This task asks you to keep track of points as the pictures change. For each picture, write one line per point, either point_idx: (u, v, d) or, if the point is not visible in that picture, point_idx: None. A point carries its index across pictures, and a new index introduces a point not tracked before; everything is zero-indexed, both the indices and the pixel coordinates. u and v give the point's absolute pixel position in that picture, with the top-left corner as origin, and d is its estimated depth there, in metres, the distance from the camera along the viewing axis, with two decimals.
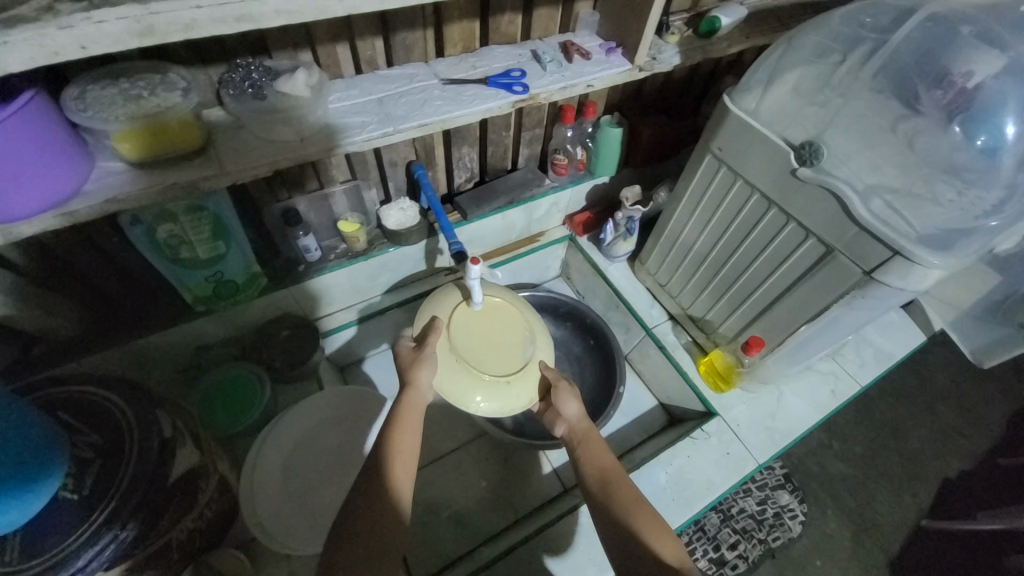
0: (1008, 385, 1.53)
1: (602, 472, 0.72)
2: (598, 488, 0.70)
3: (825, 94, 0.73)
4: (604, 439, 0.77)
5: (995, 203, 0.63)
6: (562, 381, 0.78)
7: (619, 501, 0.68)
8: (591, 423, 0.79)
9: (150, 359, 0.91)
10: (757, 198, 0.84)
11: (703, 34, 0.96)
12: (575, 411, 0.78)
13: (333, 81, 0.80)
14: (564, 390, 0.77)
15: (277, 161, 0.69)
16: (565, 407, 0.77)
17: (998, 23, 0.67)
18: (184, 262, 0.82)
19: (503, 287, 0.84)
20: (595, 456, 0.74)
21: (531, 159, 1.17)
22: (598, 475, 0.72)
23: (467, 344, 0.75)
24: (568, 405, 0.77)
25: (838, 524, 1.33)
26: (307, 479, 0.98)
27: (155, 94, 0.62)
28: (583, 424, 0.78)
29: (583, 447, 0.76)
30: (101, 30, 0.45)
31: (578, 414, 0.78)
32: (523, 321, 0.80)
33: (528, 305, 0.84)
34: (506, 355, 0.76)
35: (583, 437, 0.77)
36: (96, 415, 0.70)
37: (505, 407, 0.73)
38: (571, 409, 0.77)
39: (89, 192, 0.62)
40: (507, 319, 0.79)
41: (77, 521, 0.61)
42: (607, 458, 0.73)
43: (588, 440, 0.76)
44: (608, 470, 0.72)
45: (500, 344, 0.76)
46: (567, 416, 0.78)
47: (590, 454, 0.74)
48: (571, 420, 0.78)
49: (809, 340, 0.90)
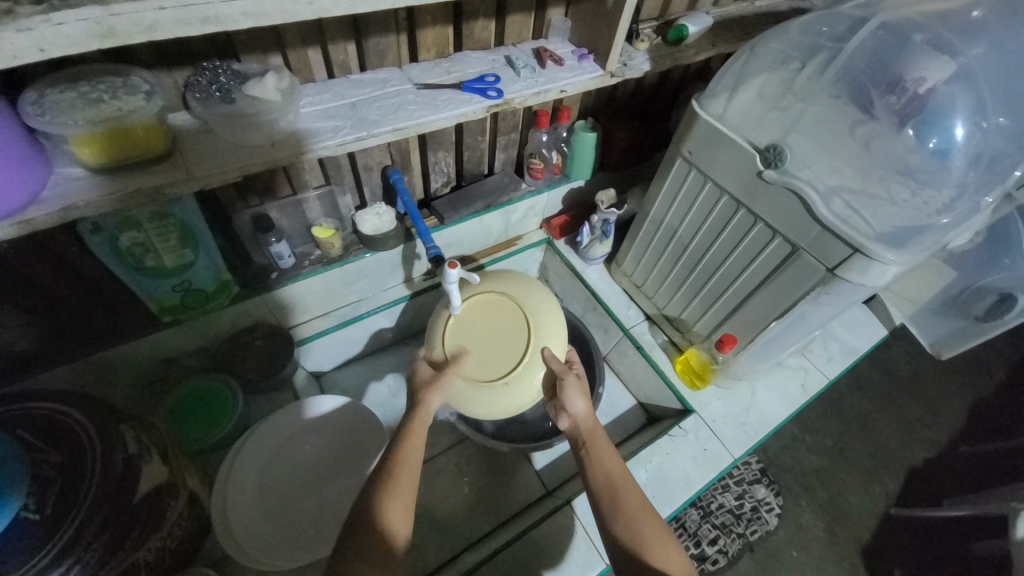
0: (965, 376, 1.61)
1: (608, 475, 0.73)
2: (603, 491, 0.72)
3: (787, 99, 0.76)
4: (609, 438, 0.77)
5: (948, 201, 0.67)
6: (569, 376, 0.76)
7: (624, 508, 0.70)
8: (596, 420, 0.78)
9: (114, 374, 0.88)
10: (726, 199, 0.86)
11: (672, 41, 0.99)
12: (583, 408, 0.77)
13: (305, 85, 0.79)
14: (571, 386, 0.75)
15: (246, 165, 0.67)
16: (572, 404, 0.76)
17: (944, 32, 0.71)
18: (149, 270, 0.79)
19: (502, 277, 0.82)
20: (601, 458, 0.74)
21: (507, 164, 1.17)
22: (603, 476, 0.73)
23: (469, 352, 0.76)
24: (576, 403, 0.76)
25: (811, 515, 1.38)
26: (283, 491, 0.95)
27: (117, 97, 0.60)
28: (590, 421, 0.78)
29: (588, 445, 0.76)
30: (60, 32, 0.44)
31: (585, 412, 0.77)
32: (519, 313, 0.77)
33: (529, 291, 0.81)
34: (506, 354, 0.75)
35: (588, 434, 0.77)
36: (56, 434, 0.67)
37: (510, 409, 0.75)
38: (577, 407, 0.76)
39: (47, 199, 0.59)
40: (506, 315, 0.78)
41: (37, 545, 0.57)
42: (612, 459, 0.74)
43: (594, 439, 0.76)
44: (613, 472, 0.73)
45: (499, 344, 0.76)
46: (573, 412, 0.77)
47: (596, 454, 0.75)
48: (577, 416, 0.77)
49: (779, 336, 0.92)
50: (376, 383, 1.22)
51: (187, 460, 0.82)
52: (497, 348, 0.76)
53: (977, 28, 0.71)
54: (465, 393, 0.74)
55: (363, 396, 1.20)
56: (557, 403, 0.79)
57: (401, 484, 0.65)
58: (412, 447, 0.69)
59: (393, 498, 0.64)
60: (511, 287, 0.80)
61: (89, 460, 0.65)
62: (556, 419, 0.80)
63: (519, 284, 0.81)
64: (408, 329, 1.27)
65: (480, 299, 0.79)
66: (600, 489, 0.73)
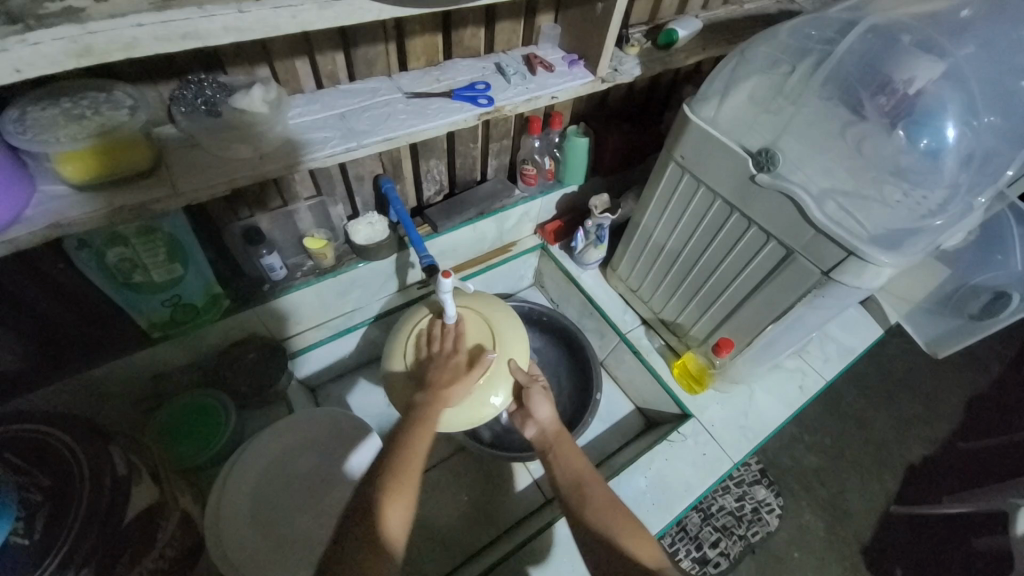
0: (962, 372, 1.61)
1: (575, 475, 0.75)
2: (571, 489, 0.74)
3: (779, 102, 0.75)
4: (575, 440, 0.80)
5: (939, 202, 0.67)
6: (535, 385, 0.78)
7: (592, 503, 0.71)
8: (560, 425, 0.81)
9: (103, 392, 0.86)
10: (719, 203, 0.86)
11: (662, 45, 0.99)
12: (548, 414, 0.80)
13: (293, 96, 0.78)
14: (537, 394, 0.78)
15: (235, 178, 0.67)
16: (538, 411, 0.79)
17: (933, 33, 0.71)
18: (137, 286, 0.78)
19: (466, 295, 0.85)
20: (568, 459, 0.77)
21: (500, 170, 1.17)
22: (571, 476, 0.75)
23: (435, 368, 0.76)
24: (541, 408, 0.79)
25: (813, 515, 1.37)
26: (275, 509, 0.92)
27: (100, 113, 0.59)
28: (555, 426, 0.81)
29: (555, 448, 0.79)
30: (37, 52, 0.43)
31: (550, 417, 0.80)
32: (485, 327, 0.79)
33: (491, 304, 0.83)
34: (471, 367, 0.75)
35: (553, 438, 0.80)
36: (46, 458, 0.66)
37: (477, 422, 0.74)
38: (543, 412, 0.79)
39: (30, 218, 0.58)
40: (471, 329, 0.78)
41: (25, 569, 0.57)
42: (580, 460, 0.77)
43: (559, 442, 0.79)
44: (580, 470, 0.75)
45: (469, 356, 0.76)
46: (538, 419, 0.80)
47: (563, 456, 0.78)
48: (543, 423, 0.80)
49: (775, 339, 0.92)
50: (371, 393, 1.21)
51: (178, 478, 0.81)
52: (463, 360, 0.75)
53: (966, 29, 0.71)
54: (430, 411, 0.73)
55: (359, 407, 1.19)
56: (522, 410, 0.82)
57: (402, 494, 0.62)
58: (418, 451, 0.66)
59: (398, 505, 0.61)
60: (477, 303, 0.82)
61: (77, 480, 0.65)
62: (521, 427, 0.83)
63: (484, 302, 0.83)
64: None
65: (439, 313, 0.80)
66: (567, 490, 0.74)
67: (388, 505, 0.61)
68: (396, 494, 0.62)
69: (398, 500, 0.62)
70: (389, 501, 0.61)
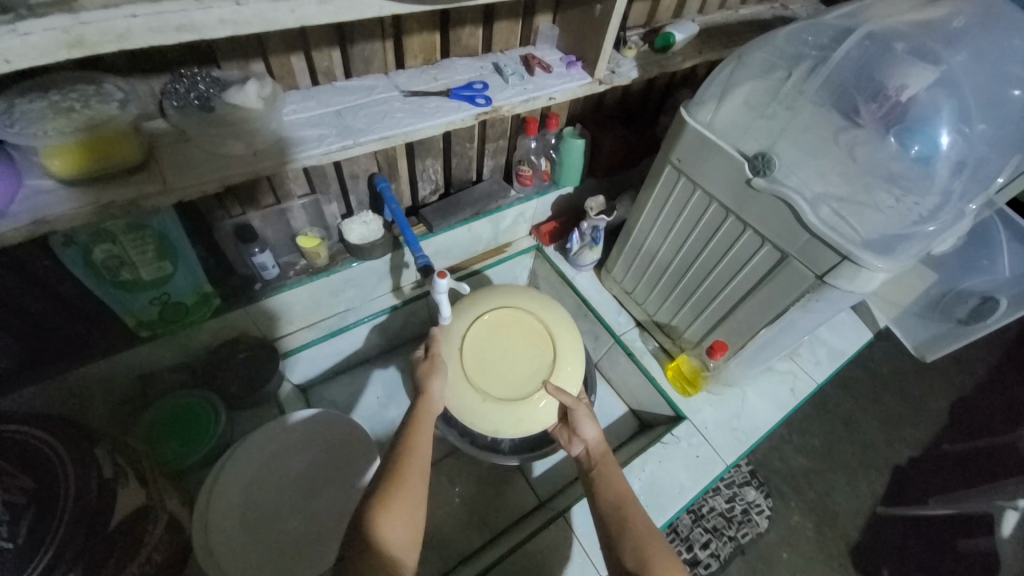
0: (947, 375, 1.64)
1: (616, 495, 0.73)
2: (611, 511, 0.71)
3: (774, 107, 0.76)
4: (619, 465, 0.78)
5: (932, 208, 0.68)
6: (581, 406, 0.83)
7: (631, 532, 0.67)
8: (607, 447, 0.80)
9: (89, 393, 0.84)
10: (715, 206, 0.86)
11: (659, 49, 0.99)
12: (593, 434, 0.81)
13: (288, 92, 0.77)
14: (582, 413, 0.82)
15: (227, 175, 0.65)
16: (583, 428, 0.82)
17: (926, 40, 0.72)
18: (125, 284, 0.76)
19: (541, 304, 0.93)
20: (610, 482, 0.75)
21: (496, 171, 1.17)
22: (614, 497, 0.72)
23: (489, 366, 0.86)
24: (585, 426, 0.82)
25: (801, 516, 1.38)
26: (265, 511, 0.91)
27: (89, 106, 0.58)
28: (600, 447, 0.80)
29: (598, 468, 0.77)
30: (26, 42, 0.42)
31: (596, 438, 0.81)
32: (548, 342, 0.89)
33: (563, 322, 0.92)
34: (520, 383, 0.86)
35: (598, 459, 0.79)
36: (31, 460, 0.65)
37: (513, 421, 0.84)
38: (588, 431, 0.81)
39: (14, 213, 0.56)
40: (538, 341, 0.89)
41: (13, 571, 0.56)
42: (620, 483, 0.74)
43: (603, 463, 0.78)
44: (621, 493, 0.73)
45: (522, 370, 0.87)
46: (583, 438, 0.81)
47: (605, 480, 0.75)
48: (588, 442, 0.81)
49: (769, 343, 0.92)
50: (365, 395, 1.20)
51: (164, 480, 0.80)
52: (519, 372, 0.87)
53: (958, 37, 0.73)
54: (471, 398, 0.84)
55: (351, 408, 1.17)
56: (569, 429, 0.84)
57: (403, 499, 0.63)
58: (417, 457, 0.68)
59: (398, 506, 0.62)
60: (549, 316, 0.92)
61: (62, 484, 0.65)
62: (569, 446, 0.84)
63: (556, 318, 0.92)
64: (396, 338, 1.24)
65: (506, 314, 0.90)
66: (607, 510, 0.71)
67: (385, 508, 0.61)
68: (393, 498, 0.62)
69: (397, 502, 0.62)
70: (386, 509, 0.61)
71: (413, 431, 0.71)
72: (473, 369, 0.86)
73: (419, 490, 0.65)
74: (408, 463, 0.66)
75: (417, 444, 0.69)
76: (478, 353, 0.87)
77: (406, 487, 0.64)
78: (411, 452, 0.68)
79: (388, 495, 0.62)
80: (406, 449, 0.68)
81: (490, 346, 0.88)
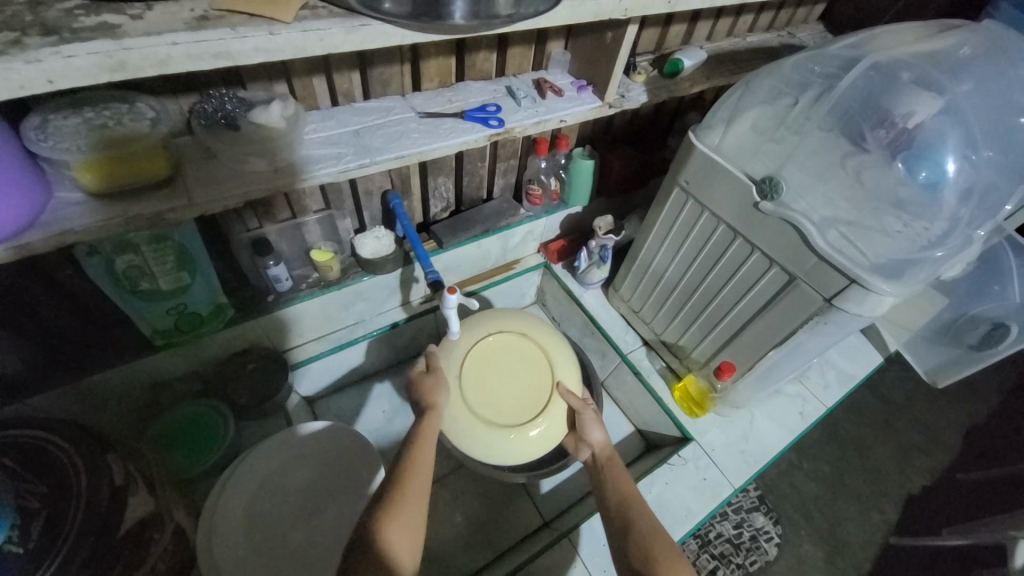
0: (960, 401, 1.61)
1: (624, 497, 0.72)
2: (618, 511, 0.71)
3: (782, 132, 0.77)
4: (625, 467, 0.78)
5: (940, 234, 0.68)
6: (586, 409, 0.85)
7: (635, 527, 0.67)
8: (614, 451, 0.81)
9: (102, 400, 0.86)
10: (723, 228, 0.87)
11: (668, 74, 1.02)
12: (600, 437, 0.82)
13: (309, 112, 0.80)
14: (589, 417, 0.84)
15: (250, 190, 0.68)
16: (590, 432, 0.83)
17: (932, 70, 0.73)
18: (144, 293, 0.79)
19: (537, 327, 0.94)
20: (617, 482, 0.75)
21: (506, 189, 1.19)
22: (620, 498, 0.72)
23: (490, 392, 0.87)
24: (592, 430, 0.83)
25: (811, 544, 1.35)
26: (271, 526, 0.91)
27: (121, 123, 0.61)
28: (607, 452, 0.81)
29: (605, 470, 0.77)
30: (70, 64, 0.44)
31: (602, 442, 0.82)
32: (546, 362, 0.90)
33: (559, 345, 0.93)
34: (528, 404, 0.87)
35: (605, 462, 0.79)
36: (46, 467, 0.67)
37: (512, 454, 0.85)
38: (594, 435, 0.82)
39: (46, 223, 0.59)
40: (535, 364, 0.90)
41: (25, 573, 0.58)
42: (627, 484, 0.74)
43: (611, 465, 0.78)
44: (628, 494, 0.72)
45: (523, 391, 0.88)
46: (590, 442, 0.82)
47: (613, 479, 0.75)
48: (595, 447, 0.82)
49: (777, 364, 0.92)
50: (371, 409, 1.20)
51: (171, 486, 0.82)
52: (518, 401, 0.87)
53: (963, 67, 0.74)
54: (496, 444, 0.84)
55: (357, 422, 1.17)
56: (578, 436, 0.85)
57: (404, 513, 0.63)
58: (419, 471, 0.68)
59: (397, 522, 0.62)
60: (544, 337, 0.93)
61: (75, 490, 0.66)
62: (578, 452, 0.85)
63: (553, 340, 0.93)
64: (404, 352, 1.25)
65: (501, 339, 0.91)
66: (614, 510, 0.71)
67: (388, 522, 0.62)
68: (392, 514, 0.62)
69: (399, 517, 0.62)
70: (389, 519, 0.62)
71: (415, 446, 0.71)
72: (478, 397, 0.86)
73: (422, 507, 0.65)
74: (410, 478, 0.67)
75: (420, 458, 0.70)
76: (480, 377, 0.88)
77: (407, 503, 0.64)
78: (414, 465, 0.68)
79: (390, 508, 0.63)
80: (408, 463, 0.68)
81: (489, 372, 0.88)
